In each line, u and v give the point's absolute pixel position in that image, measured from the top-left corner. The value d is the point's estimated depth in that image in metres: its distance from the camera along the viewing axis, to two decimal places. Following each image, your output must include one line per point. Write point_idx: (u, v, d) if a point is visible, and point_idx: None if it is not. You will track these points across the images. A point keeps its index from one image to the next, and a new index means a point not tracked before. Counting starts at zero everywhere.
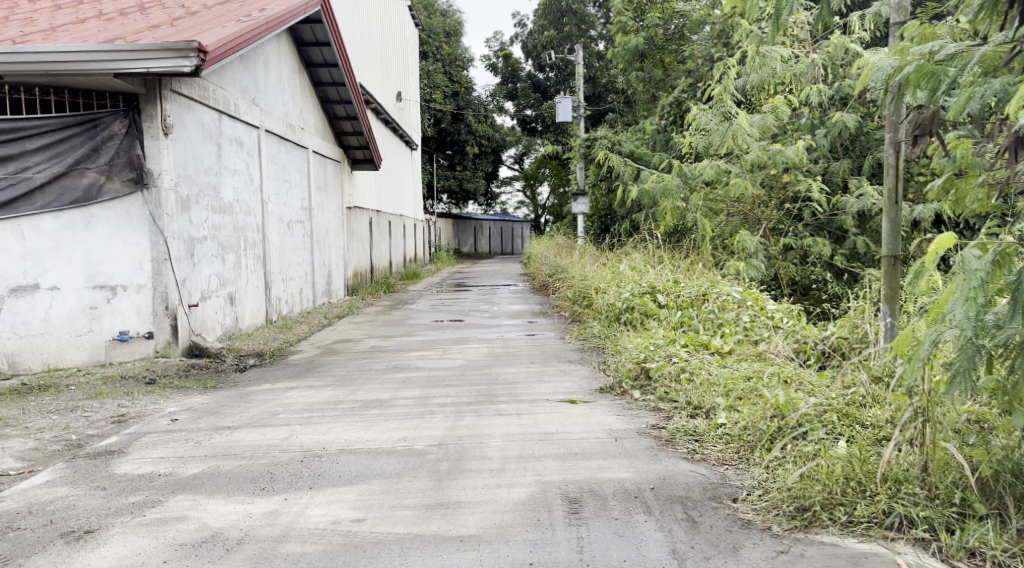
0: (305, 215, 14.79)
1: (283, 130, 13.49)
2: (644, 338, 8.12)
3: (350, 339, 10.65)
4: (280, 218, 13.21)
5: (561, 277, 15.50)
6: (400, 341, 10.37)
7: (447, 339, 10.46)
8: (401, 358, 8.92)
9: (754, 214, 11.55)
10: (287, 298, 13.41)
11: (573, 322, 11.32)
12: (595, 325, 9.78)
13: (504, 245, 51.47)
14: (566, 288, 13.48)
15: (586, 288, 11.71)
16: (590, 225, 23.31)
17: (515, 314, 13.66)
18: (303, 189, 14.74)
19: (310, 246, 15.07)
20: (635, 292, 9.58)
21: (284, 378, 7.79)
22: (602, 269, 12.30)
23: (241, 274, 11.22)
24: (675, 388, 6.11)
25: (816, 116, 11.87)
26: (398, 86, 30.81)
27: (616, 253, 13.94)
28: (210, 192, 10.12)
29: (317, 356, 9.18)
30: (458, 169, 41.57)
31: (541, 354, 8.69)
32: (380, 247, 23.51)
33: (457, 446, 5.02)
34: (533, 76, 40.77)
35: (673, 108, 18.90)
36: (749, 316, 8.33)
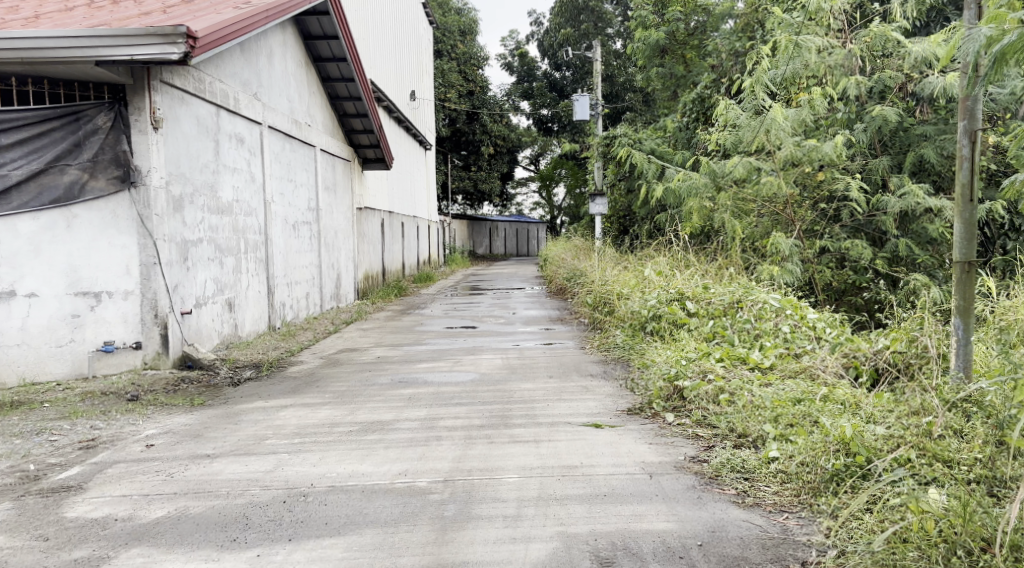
0: (311, 216, 14.17)
1: (288, 126, 12.86)
2: (674, 350, 7.40)
3: (356, 349, 9.99)
4: (284, 219, 12.59)
5: (579, 281, 14.80)
6: (408, 350, 9.70)
7: (459, 348, 9.78)
8: (408, 371, 8.23)
9: (787, 215, 10.79)
10: (291, 303, 12.77)
11: (594, 330, 10.59)
12: (618, 335, 9.07)
13: (520, 247, 50.76)
14: (585, 292, 12.75)
15: (608, 293, 10.99)
16: (609, 227, 22.60)
17: (531, 320, 12.96)
18: (310, 189, 14.11)
19: (317, 248, 14.44)
20: (661, 299, 8.87)
21: (279, 395, 7.11)
22: (624, 274, 11.57)
23: (241, 279, 10.60)
24: (714, 413, 5.42)
25: (854, 110, 11.07)
26: (412, 85, 30.20)
27: (638, 256, 13.20)
28: (206, 191, 9.49)
29: (318, 368, 8.51)
30: (473, 169, 40.90)
31: (561, 367, 7.97)
32: (392, 249, 22.86)
33: (466, 484, 4.34)
34: (550, 74, 40.06)
35: (695, 105, 18.16)
36: (789, 327, 7.59)
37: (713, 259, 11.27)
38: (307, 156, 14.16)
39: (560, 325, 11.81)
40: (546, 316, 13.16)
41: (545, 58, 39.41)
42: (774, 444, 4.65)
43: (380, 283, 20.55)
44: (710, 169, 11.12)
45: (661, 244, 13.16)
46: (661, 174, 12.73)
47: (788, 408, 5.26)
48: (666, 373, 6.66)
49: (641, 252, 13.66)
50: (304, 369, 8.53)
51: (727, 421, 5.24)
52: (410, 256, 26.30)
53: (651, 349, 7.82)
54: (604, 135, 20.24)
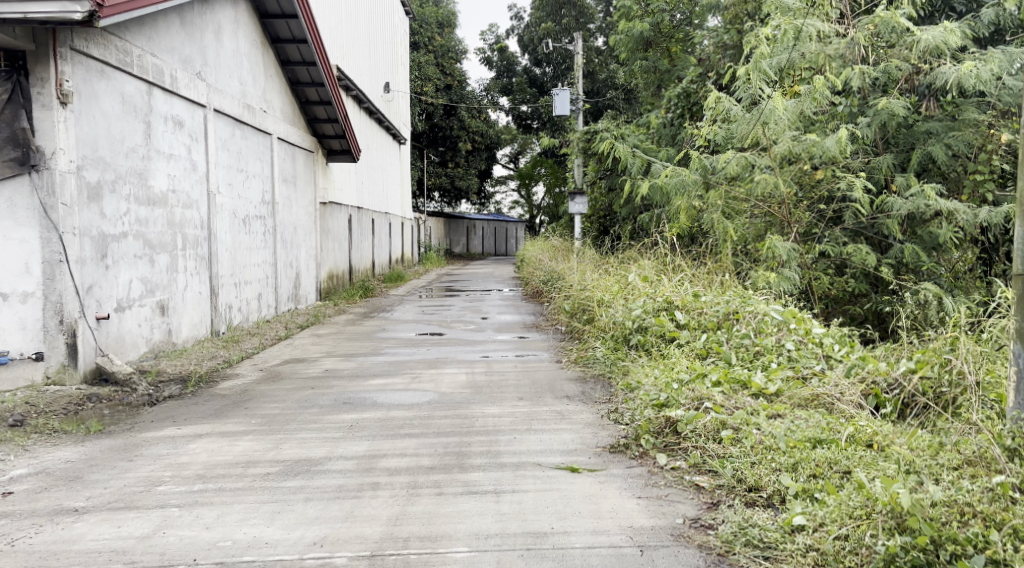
0: (265, 210, 13.05)
1: (239, 111, 11.75)
2: (662, 371, 6.36)
3: (303, 359, 8.92)
4: (232, 213, 11.50)
5: (557, 284, 13.77)
6: (362, 362, 8.63)
7: (420, 360, 8.71)
8: (357, 388, 7.18)
9: (783, 216, 9.82)
10: (239, 305, 11.69)
11: (571, 340, 9.56)
12: (596, 348, 8.05)
13: (498, 246, 49.66)
14: (562, 298, 11.71)
15: (586, 300, 9.98)
16: (589, 227, 21.62)
17: (503, 327, 11.90)
18: (263, 181, 12.99)
19: (270, 245, 13.32)
20: (645, 309, 7.87)
21: (199, 419, 6.04)
22: (603, 278, 10.54)
23: (177, 278, 9.51)
24: (717, 457, 4.40)
25: (857, 103, 10.00)
26: (386, 77, 29.09)
27: (621, 259, 12.17)
28: (135, 179, 8.42)
29: (253, 385, 7.43)
30: (451, 166, 39.76)
31: (533, 386, 6.95)
32: (361, 247, 21.75)
33: (402, 563, 3.41)
34: (529, 70, 39.06)
35: (681, 100, 17.20)
36: (794, 343, 6.59)
37: (702, 263, 10.27)
38: (262, 145, 13.05)
39: (535, 333, 10.79)
40: (521, 322, 12.13)
41: (525, 53, 38.39)
42: (798, 507, 3.71)
43: (346, 283, 19.44)
44: (701, 164, 10.10)
45: (646, 247, 12.16)
46: (647, 170, 11.71)
47: (806, 453, 4.24)
48: (655, 400, 5.65)
49: (624, 255, 12.64)
50: (239, 384, 7.45)
51: (731, 469, 4.23)
52: (380, 254, 25.19)
53: (636, 367, 6.80)
54: (584, 130, 19.24)
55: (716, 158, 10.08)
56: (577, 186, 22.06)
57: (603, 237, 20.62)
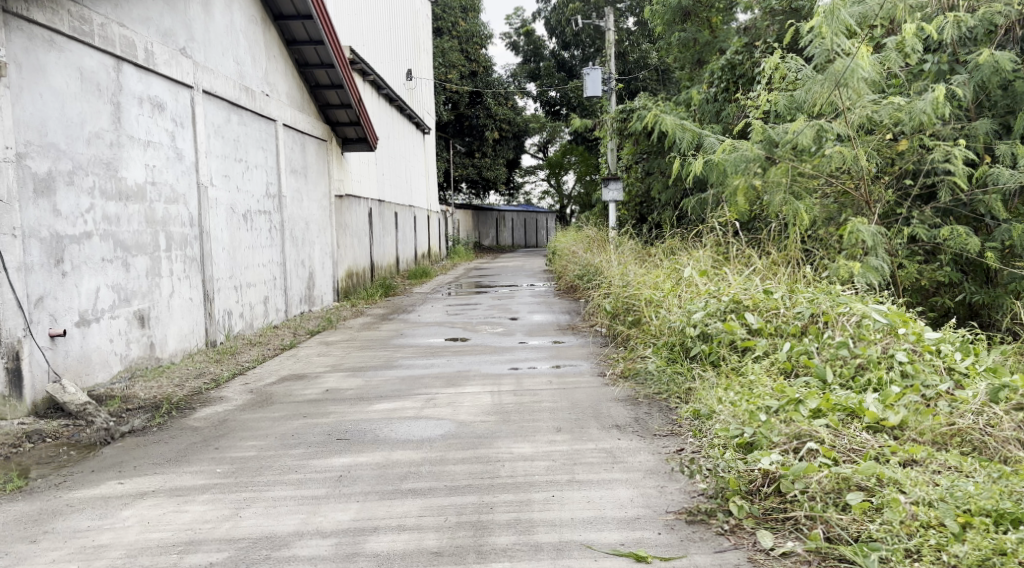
0: (269, 204, 11.78)
1: (235, 93, 10.49)
2: (740, 396, 5.01)
3: (303, 376, 7.66)
4: (229, 207, 10.25)
5: (594, 279, 12.44)
6: (371, 379, 7.37)
7: (439, 375, 7.44)
8: (359, 416, 5.91)
9: (864, 196, 8.56)
10: (239, 310, 10.44)
11: (615, 346, 8.23)
12: (648, 359, 6.71)
13: (528, 237, 48.31)
14: (600, 297, 10.32)
15: (632, 298, 8.59)
16: (626, 215, 20.26)
17: (536, 329, 10.56)
18: (266, 172, 11.72)
19: (275, 243, 12.05)
20: (706, 311, 6.51)
21: (153, 464, 4.79)
22: (650, 273, 9.15)
23: (161, 283, 8.27)
24: (862, 540, 3.44)
25: (947, 59, 8.54)
26: (408, 63, 27.85)
27: (665, 252, 10.76)
28: (102, 170, 7.17)
29: (235, 413, 6.17)
30: (478, 155, 38.46)
31: (573, 413, 5.64)
32: (383, 242, 20.54)
33: None
34: (558, 54, 37.64)
35: (725, 73, 15.77)
36: (907, 353, 5.19)
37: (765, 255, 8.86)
38: (264, 132, 11.78)
39: (572, 337, 9.44)
40: (555, 323, 10.82)
41: (553, 36, 36.97)
42: None
43: (367, 281, 18.23)
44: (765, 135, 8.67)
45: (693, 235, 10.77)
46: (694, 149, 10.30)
47: (986, 547, 3.27)
48: (740, 440, 4.32)
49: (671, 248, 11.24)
50: (220, 411, 6.22)
51: (877, 561, 3.33)
52: (404, 250, 23.95)
53: (705, 390, 5.46)
54: (620, 110, 17.87)
55: (782, 127, 8.70)
56: (612, 171, 20.71)
57: (642, 225, 19.25)
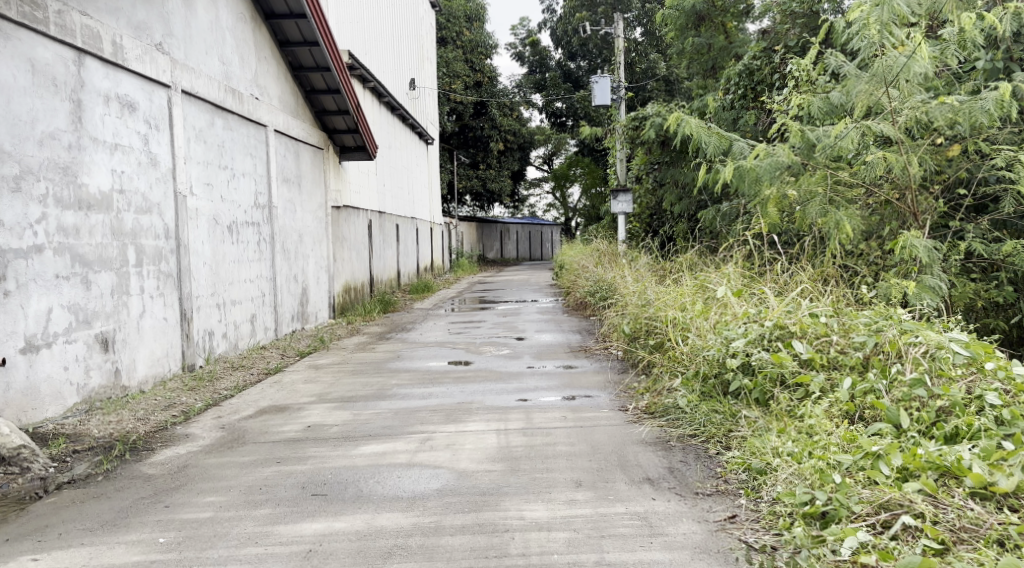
0: (257, 215, 10.92)
1: (221, 95, 9.66)
2: (800, 447, 4.26)
3: (285, 407, 6.82)
4: (212, 218, 9.39)
5: (607, 297, 11.61)
6: (360, 412, 6.53)
7: (437, 407, 6.57)
8: (342, 462, 5.06)
9: (910, 208, 7.74)
10: (222, 330, 9.58)
11: (636, 374, 7.38)
12: (677, 394, 5.85)
13: (533, 250, 47.46)
14: (616, 317, 9.44)
15: (655, 320, 7.72)
16: (637, 228, 19.39)
17: (545, 351, 9.71)
18: (254, 181, 10.87)
19: (264, 257, 11.18)
20: (746, 338, 5.66)
21: (83, 530, 3.97)
22: (673, 291, 8.28)
23: (129, 301, 7.38)
24: None
25: (1005, 55, 7.68)
26: (411, 72, 27.10)
27: (687, 268, 9.89)
28: (56, 175, 6.33)
29: (200, 455, 5.33)
30: (483, 167, 37.67)
31: (593, 462, 4.79)
32: (383, 256, 19.71)
33: None
34: (564, 64, 36.90)
35: (743, 79, 14.94)
36: (999, 395, 4.38)
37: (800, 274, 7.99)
38: (253, 137, 10.93)
39: (586, 362, 8.58)
40: (566, 344, 9.95)
41: (559, 46, 36.22)
42: None
43: (365, 296, 17.38)
44: None
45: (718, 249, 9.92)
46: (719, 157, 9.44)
47: None
48: (812, 509, 3.75)
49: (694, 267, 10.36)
50: (182, 453, 5.37)
51: None
52: (406, 263, 23.12)
53: (755, 439, 4.61)
54: (632, 118, 17.05)
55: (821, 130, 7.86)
56: (622, 182, 19.89)
57: (653, 238, 18.37)
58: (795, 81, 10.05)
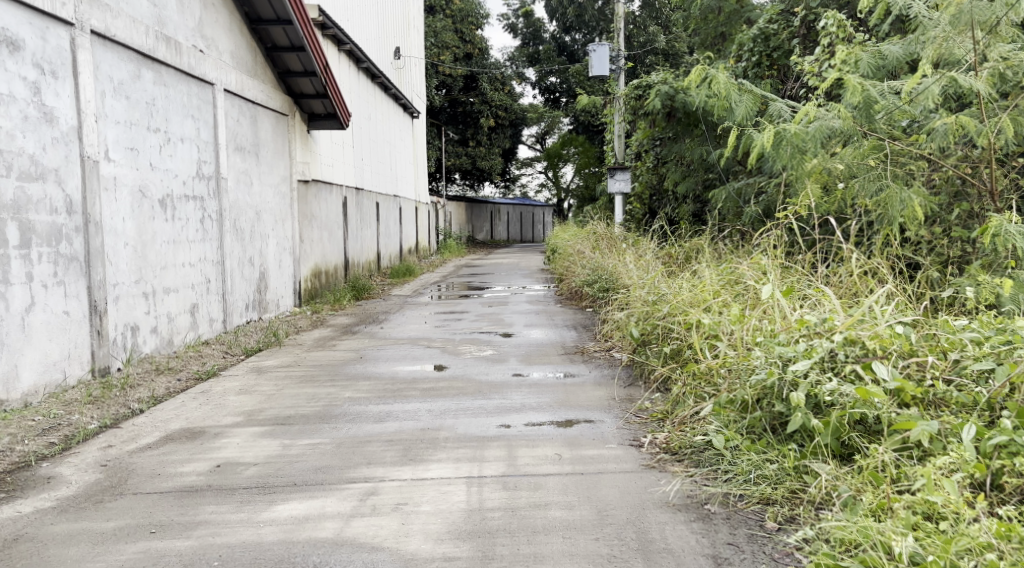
0: (197, 187, 9.33)
1: (151, 42, 8.10)
2: (932, 545, 3.17)
3: (198, 432, 5.31)
4: (136, 188, 7.83)
5: (606, 286, 10.16)
6: (292, 443, 5.03)
7: (393, 436, 5.08)
8: (244, 536, 3.58)
9: (987, 186, 6.27)
10: (150, 324, 8.03)
11: (648, 390, 5.95)
12: (709, 428, 4.45)
13: (524, 232, 45.96)
14: (621, 314, 7.96)
15: (671, 322, 6.25)
16: (637, 209, 17.90)
17: (535, 351, 8.26)
18: (195, 148, 9.27)
19: (205, 237, 9.59)
20: (807, 356, 4.22)
21: None
22: (692, 287, 6.81)
23: (10, 292, 5.91)
24: None
25: None
26: (396, 40, 25.51)
27: (706, 260, 8.40)
28: None
29: (49, 515, 3.83)
30: (472, 144, 36.02)
31: (602, 550, 3.40)
32: (360, 236, 18.17)
33: None
34: (558, 37, 35.22)
35: (758, 45, 13.30)
36: None
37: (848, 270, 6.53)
38: (195, 96, 9.36)
39: (587, 370, 7.11)
40: (560, 344, 8.48)
41: (553, 18, 34.51)
42: None
43: (339, 281, 15.87)
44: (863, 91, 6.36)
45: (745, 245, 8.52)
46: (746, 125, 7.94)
47: None
48: None
49: (714, 258, 8.87)
50: (26, 512, 3.87)
51: None
52: (387, 243, 21.58)
53: (851, 525, 3.35)
54: (635, 86, 15.38)
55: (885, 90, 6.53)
56: (620, 159, 18.34)
57: (654, 221, 16.89)
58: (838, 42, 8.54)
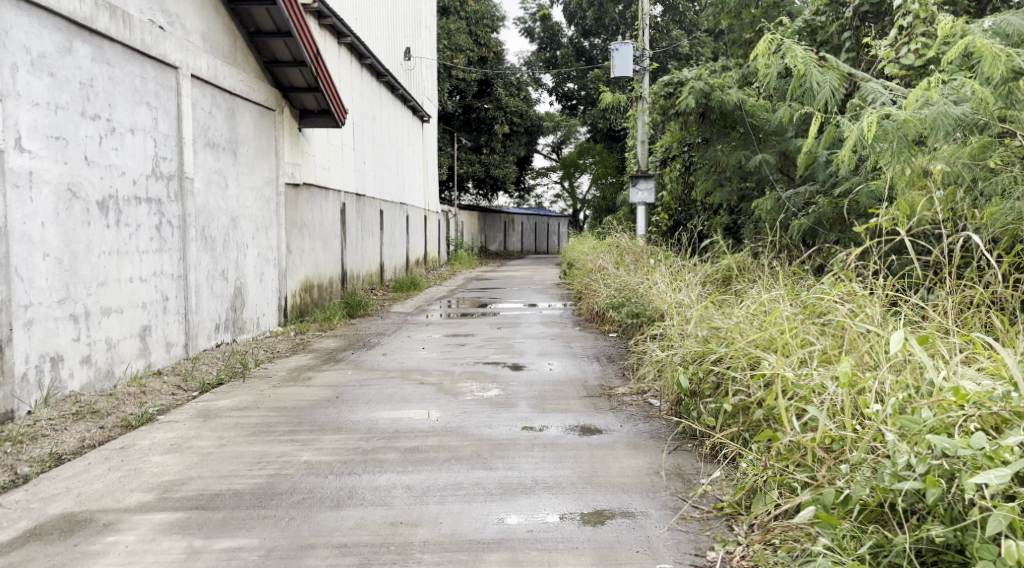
0: (152, 188, 7.90)
1: (88, 9, 6.68)
2: None
3: (82, 520, 3.83)
4: (66, 187, 6.41)
5: (634, 310, 8.65)
6: (204, 546, 3.55)
7: (346, 539, 3.58)
8: None
9: None
10: (82, 351, 6.57)
11: (709, 467, 4.49)
12: (815, 547, 3.21)
13: (539, 243, 44.52)
14: (660, 346, 6.48)
15: (735, 373, 4.79)
16: (661, 221, 16.42)
17: (551, 392, 6.76)
18: (151, 141, 7.85)
19: (164, 247, 8.13)
20: (991, 460, 3.00)
21: None
22: (754, 322, 5.35)
23: None
24: None
25: None
26: (406, 41, 24.22)
27: (760, 288, 6.90)
28: None
29: None
30: (486, 152, 34.64)
31: None
32: (361, 247, 16.74)
33: None
34: (577, 42, 33.67)
35: (803, 37, 11.83)
36: None
37: (959, 306, 5.08)
38: (154, 80, 7.96)
39: (620, 426, 5.56)
40: (580, 384, 6.99)
41: (571, 22, 33.21)
42: None
43: (334, 295, 14.43)
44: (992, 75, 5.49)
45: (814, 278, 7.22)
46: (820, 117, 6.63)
47: None
48: None
49: (768, 285, 7.38)
50: None
51: None
52: (392, 254, 20.15)
53: None
54: (664, 84, 13.81)
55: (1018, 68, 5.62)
56: (643, 167, 16.86)
57: (681, 235, 15.39)
58: (922, 31, 7.31)
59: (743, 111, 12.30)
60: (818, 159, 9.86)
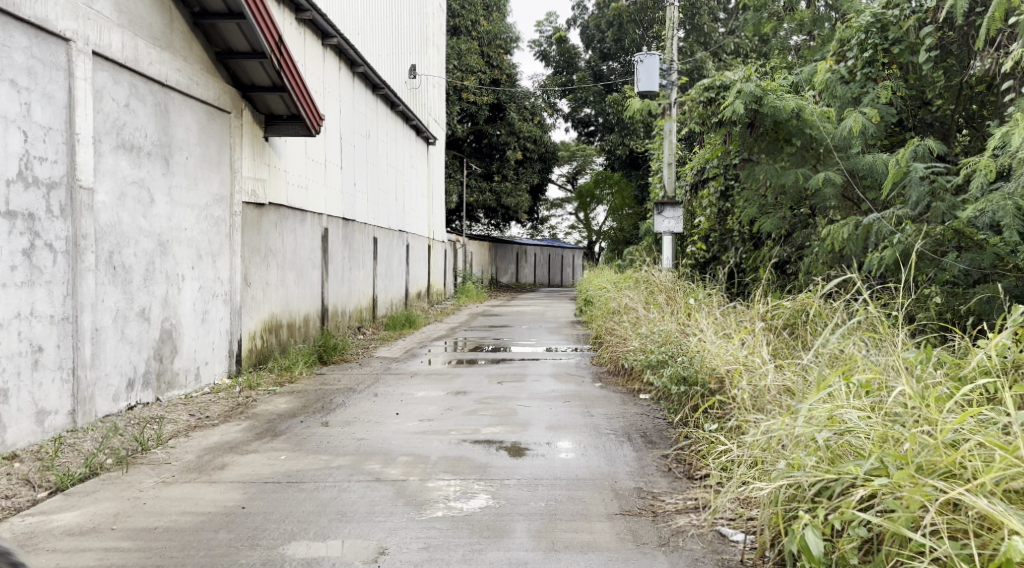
0: (21, 198, 5.82)
1: None
2: None
3: None
4: None
5: (681, 370, 6.31)
6: None
7: None
8: None
9: None
10: None
11: None
12: None
13: (551, 276, 42.24)
14: (754, 451, 4.27)
15: (930, 543, 3.10)
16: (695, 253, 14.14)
17: (563, 500, 4.52)
18: (17, 134, 5.79)
19: (43, 281, 6.01)
20: None
21: None
22: (930, 429, 3.54)
23: None
24: None
25: None
26: (412, 57, 22.25)
27: (886, 359, 4.65)
28: None
29: None
30: (497, 179, 32.42)
31: None
32: (348, 279, 14.57)
33: None
34: (595, 65, 31.18)
35: (872, 34, 9.78)
36: None
37: None
38: (31, 54, 5.93)
39: None
40: (610, 488, 4.74)
41: (590, 46, 31.24)
42: None
43: (309, 337, 12.27)
44: None
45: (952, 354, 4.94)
46: None
47: None
48: None
49: (887, 353, 5.08)
50: None
51: None
52: (387, 287, 17.99)
53: None
54: (704, 89, 11.68)
55: None
56: (670, 192, 14.62)
57: (717, 269, 13.14)
58: None
59: (799, 121, 9.96)
60: (912, 175, 7.66)
